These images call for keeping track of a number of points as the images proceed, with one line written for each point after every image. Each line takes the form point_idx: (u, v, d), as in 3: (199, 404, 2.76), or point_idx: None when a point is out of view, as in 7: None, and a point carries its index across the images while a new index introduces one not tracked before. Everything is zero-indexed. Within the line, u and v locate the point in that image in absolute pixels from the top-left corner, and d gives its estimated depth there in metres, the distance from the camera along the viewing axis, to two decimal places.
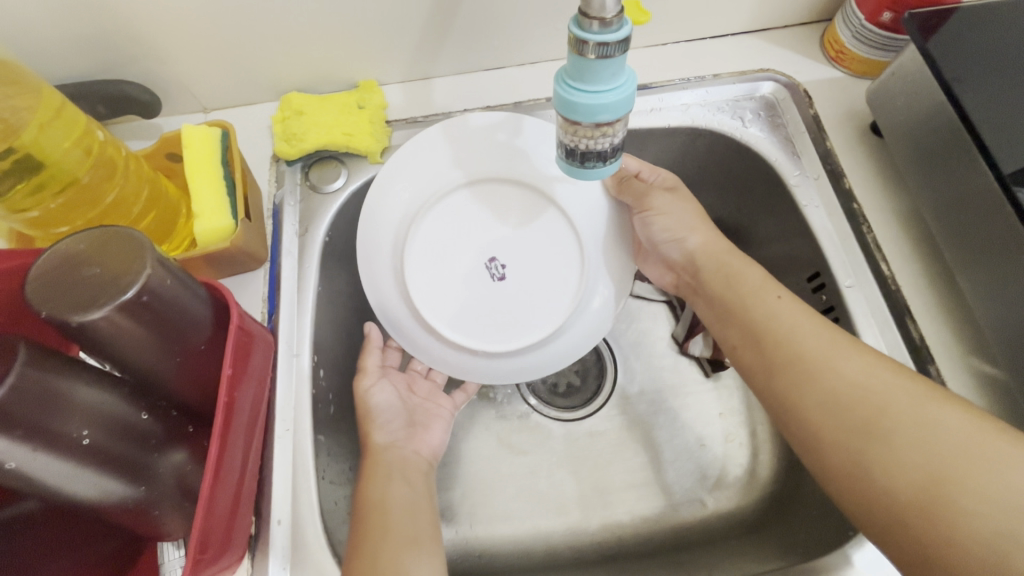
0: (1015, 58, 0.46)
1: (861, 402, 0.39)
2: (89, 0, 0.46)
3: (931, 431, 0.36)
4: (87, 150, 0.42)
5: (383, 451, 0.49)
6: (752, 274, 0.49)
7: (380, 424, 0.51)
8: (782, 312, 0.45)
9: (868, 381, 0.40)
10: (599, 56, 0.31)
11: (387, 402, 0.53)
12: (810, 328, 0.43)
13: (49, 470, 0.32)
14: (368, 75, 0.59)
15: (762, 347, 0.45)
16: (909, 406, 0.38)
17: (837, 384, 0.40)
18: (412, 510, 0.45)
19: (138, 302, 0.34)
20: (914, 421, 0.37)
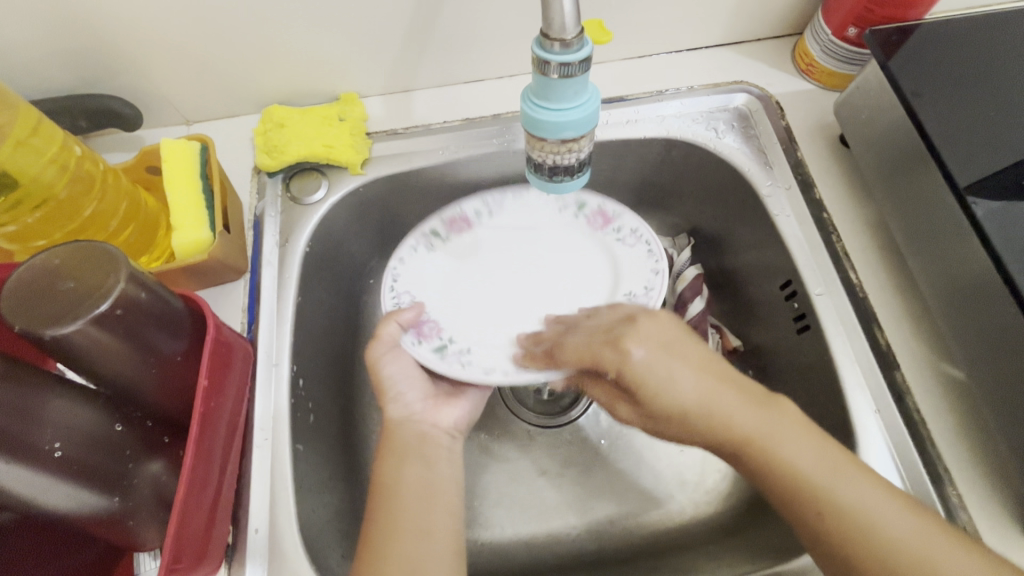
0: (972, 73, 0.48)
1: (812, 492, 0.38)
2: (71, 16, 0.47)
3: (868, 518, 0.37)
4: (64, 165, 0.42)
5: (398, 427, 0.47)
6: (733, 400, 0.40)
7: (394, 397, 0.48)
8: (678, 390, 0.40)
9: (839, 483, 0.38)
10: (562, 75, 0.32)
11: (398, 372, 0.48)
12: (774, 422, 0.40)
13: (21, 482, 0.32)
14: (349, 88, 0.60)
15: (755, 462, 0.40)
16: (920, 540, 0.36)
17: (848, 506, 0.38)
18: (423, 494, 0.44)
19: (113, 315, 0.35)
20: (855, 511, 0.37)
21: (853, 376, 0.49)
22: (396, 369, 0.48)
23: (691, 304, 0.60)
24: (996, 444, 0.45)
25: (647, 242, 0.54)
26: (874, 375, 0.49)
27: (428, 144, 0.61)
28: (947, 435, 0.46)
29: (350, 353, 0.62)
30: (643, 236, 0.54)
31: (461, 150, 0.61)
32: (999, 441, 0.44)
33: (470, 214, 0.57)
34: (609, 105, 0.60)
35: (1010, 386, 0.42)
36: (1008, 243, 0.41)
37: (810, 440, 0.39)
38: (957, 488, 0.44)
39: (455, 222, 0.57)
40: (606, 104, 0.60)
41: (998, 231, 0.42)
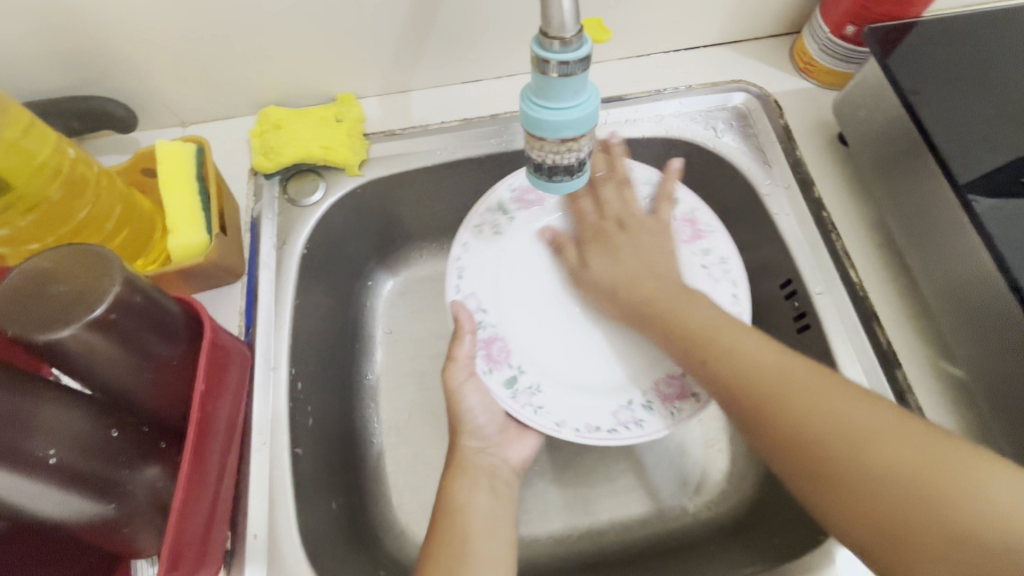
0: (971, 70, 0.48)
1: (803, 409, 0.38)
2: (64, 17, 0.47)
3: (869, 429, 0.36)
4: (57, 168, 0.42)
5: (473, 454, 0.49)
6: (699, 310, 0.47)
7: (471, 428, 0.50)
8: (691, 310, 0.47)
9: (818, 395, 0.39)
10: (562, 74, 0.32)
11: (479, 403, 0.50)
12: (769, 352, 0.42)
13: (15, 491, 0.32)
14: (345, 89, 0.60)
15: (727, 381, 0.42)
16: (882, 429, 0.36)
17: (830, 408, 0.38)
18: (492, 518, 0.45)
19: (108, 320, 0.34)
20: (848, 422, 0.37)
21: (855, 376, 0.48)
22: (477, 399, 0.50)
23: None
24: (998, 442, 0.44)
25: (734, 281, 0.52)
26: (875, 374, 0.48)
27: (426, 145, 0.60)
28: (949, 434, 0.46)
29: (349, 355, 0.61)
30: (731, 269, 0.52)
31: (459, 151, 0.60)
32: (1001, 440, 0.44)
33: (541, 192, 0.57)
34: (607, 104, 0.60)
35: (1012, 383, 0.42)
36: (1008, 238, 0.41)
37: (779, 350, 0.42)
38: None
39: (525, 192, 0.57)
40: (605, 104, 0.60)
41: (997, 226, 0.42)
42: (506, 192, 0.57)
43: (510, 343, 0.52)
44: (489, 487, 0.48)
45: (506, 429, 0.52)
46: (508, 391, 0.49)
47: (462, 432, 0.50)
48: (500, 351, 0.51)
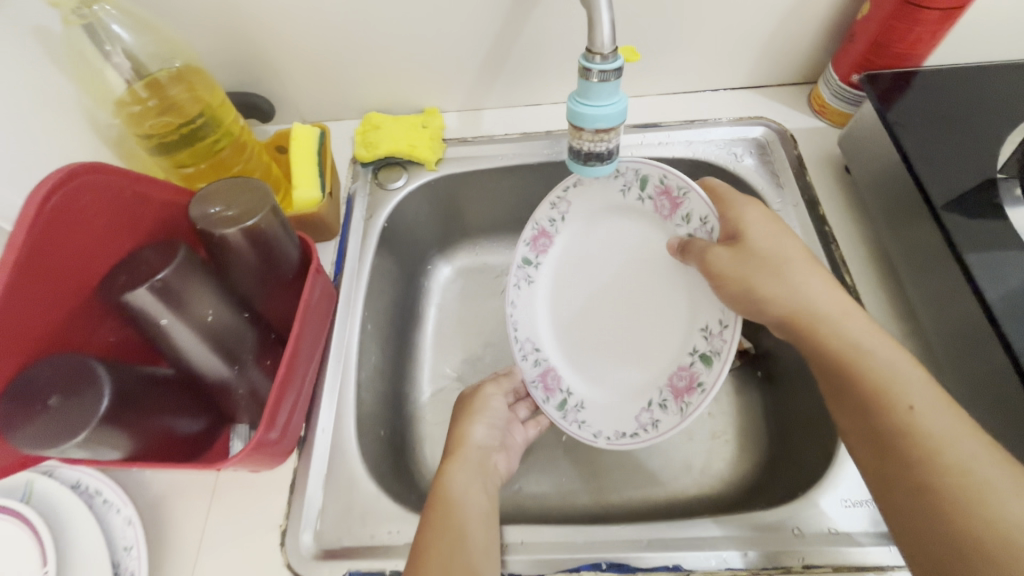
0: (958, 112, 0.57)
1: (921, 425, 0.40)
2: (243, 34, 0.64)
3: (932, 431, 0.40)
4: (231, 132, 0.55)
5: (472, 447, 0.56)
6: (883, 349, 0.45)
7: (482, 423, 0.59)
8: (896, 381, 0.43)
9: (938, 428, 0.40)
10: (601, 80, 0.44)
11: (497, 407, 0.61)
12: (897, 359, 0.44)
13: (180, 334, 0.44)
14: (432, 104, 0.75)
15: (867, 410, 0.43)
16: (989, 471, 0.37)
17: (935, 435, 0.40)
18: (486, 517, 0.49)
19: (258, 229, 0.47)
20: (930, 427, 0.40)
21: None
22: (497, 407, 0.61)
23: None
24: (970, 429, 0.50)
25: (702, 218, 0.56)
26: None
27: (491, 151, 0.74)
28: None
29: (406, 320, 0.74)
30: (704, 221, 0.56)
31: (517, 158, 0.73)
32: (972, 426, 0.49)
33: (547, 227, 0.66)
34: (644, 128, 0.71)
35: (982, 368, 0.47)
36: (967, 241, 0.49)
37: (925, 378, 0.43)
38: None
39: (538, 239, 0.67)
40: (642, 129, 0.72)
41: (958, 231, 0.50)
42: (525, 248, 0.67)
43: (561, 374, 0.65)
44: (481, 483, 0.53)
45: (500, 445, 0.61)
46: (560, 412, 0.63)
47: (476, 425, 0.58)
48: (551, 379, 0.65)
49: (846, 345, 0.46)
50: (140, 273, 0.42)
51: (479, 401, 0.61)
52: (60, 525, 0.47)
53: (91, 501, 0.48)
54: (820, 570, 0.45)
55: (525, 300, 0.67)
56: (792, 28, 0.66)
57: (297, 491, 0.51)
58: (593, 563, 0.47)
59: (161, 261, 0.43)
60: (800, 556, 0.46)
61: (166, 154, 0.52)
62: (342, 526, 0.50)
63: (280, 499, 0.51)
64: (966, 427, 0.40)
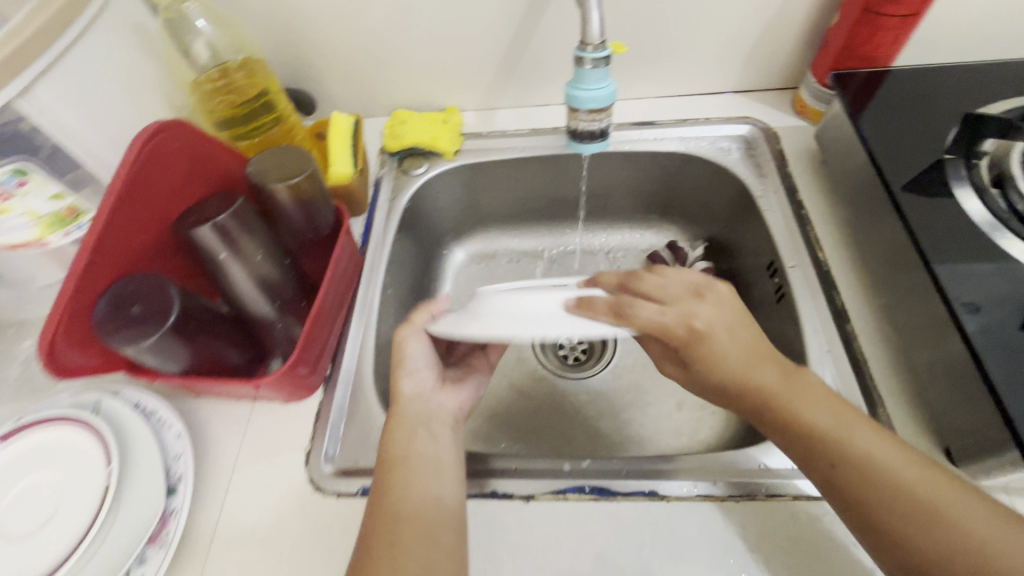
0: (917, 109, 0.64)
1: (865, 457, 0.44)
2: (293, 37, 0.75)
3: (892, 470, 0.43)
4: (281, 113, 0.64)
5: (410, 402, 0.55)
6: (812, 390, 0.49)
7: (410, 372, 0.57)
8: (827, 414, 0.47)
9: (879, 456, 0.44)
10: (593, 65, 0.52)
11: (419, 349, 0.57)
12: (841, 412, 0.47)
13: (237, 269, 0.53)
14: (453, 103, 0.85)
15: (813, 446, 0.46)
16: (936, 493, 0.42)
17: (876, 462, 0.44)
18: (432, 464, 0.51)
19: (302, 189, 0.56)
20: (889, 473, 0.43)
21: (813, 328, 0.61)
22: (418, 348, 0.57)
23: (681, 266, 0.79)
24: (919, 380, 0.55)
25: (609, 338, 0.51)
26: (829, 326, 0.60)
27: (503, 144, 0.82)
28: (884, 374, 0.56)
29: (422, 292, 0.81)
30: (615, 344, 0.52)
31: (527, 151, 0.81)
32: (922, 377, 0.54)
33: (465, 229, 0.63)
34: (642, 126, 0.80)
35: (931, 326, 0.53)
36: (915, 213, 0.56)
37: (848, 414, 0.47)
38: (887, 409, 0.54)
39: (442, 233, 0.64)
40: (640, 126, 0.80)
41: (906, 203, 0.57)
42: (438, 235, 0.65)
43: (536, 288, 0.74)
44: (428, 436, 0.53)
45: (440, 384, 0.59)
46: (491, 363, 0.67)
47: (402, 378, 0.56)
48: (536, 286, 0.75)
49: (791, 416, 0.48)
50: (207, 215, 0.51)
51: (396, 354, 0.57)
52: (123, 435, 0.55)
53: (148, 416, 0.56)
54: (782, 498, 0.50)
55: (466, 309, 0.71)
56: (773, 37, 0.74)
57: (321, 421, 0.58)
58: (576, 487, 0.52)
59: (224, 206, 0.52)
60: (762, 487, 0.51)
61: (229, 127, 0.62)
62: (359, 451, 0.57)
63: (306, 426, 0.58)
64: (899, 454, 0.44)
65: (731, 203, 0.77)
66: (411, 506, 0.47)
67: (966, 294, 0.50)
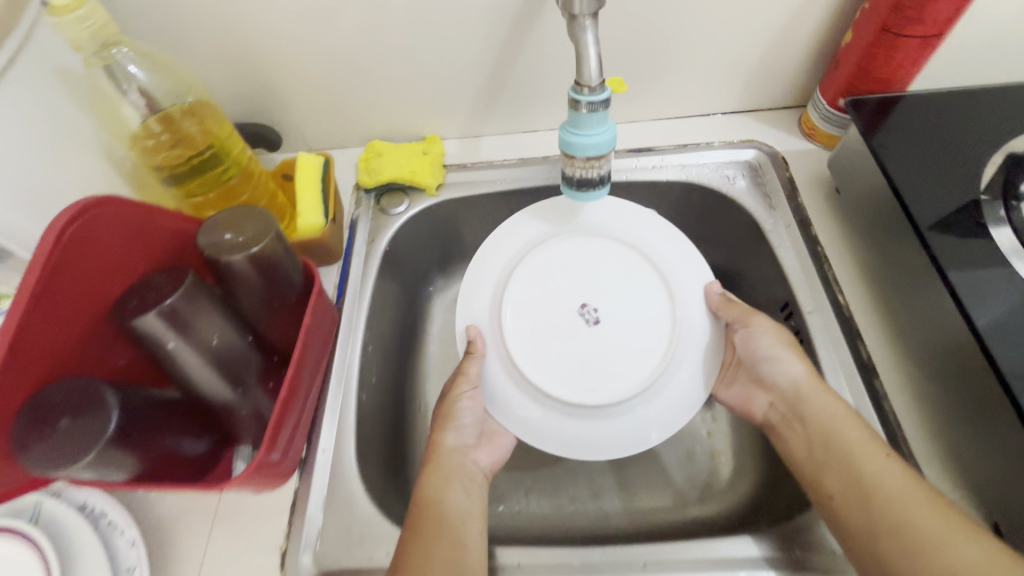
0: (941, 137, 0.58)
1: (885, 490, 0.46)
2: (250, 67, 0.67)
3: (931, 534, 0.43)
4: (239, 162, 0.57)
5: (449, 455, 0.56)
6: (855, 431, 0.50)
7: (456, 427, 0.57)
8: (855, 448, 0.49)
9: (907, 496, 0.45)
10: (590, 110, 0.46)
11: (470, 410, 0.58)
12: (904, 480, 0.46)
13: (188, 358, 0.45)
14: (433, 131, 0.78)
15: (847, 476, 0.48)
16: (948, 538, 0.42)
17: (902, 503, 0.45)
18: (461, 516, 0.51)
19: (263, 256, 0.49)
20: (925, 534, 0.43)
21: (837, 383, 0.55)
22: (468, 406, 0.58)
23: None
24: (959, 444, 0.50)
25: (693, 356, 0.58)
26: (855, 382, 0.55)
27: (489, 176, 0.75)
28: (919, 436, 0.51)
29: (408, 339, 0.74)
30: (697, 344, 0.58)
31: (516, 183, 0.75)
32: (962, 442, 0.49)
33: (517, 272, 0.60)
34: (639, 152, 0.73)
35: (971, 388, 0.48)
36: (951, 261, 0.50)
37: (885, 452, 0.48)
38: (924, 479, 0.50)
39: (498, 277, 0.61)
40: (637, 152, 0.73)
41: (941, 250, 0.51)
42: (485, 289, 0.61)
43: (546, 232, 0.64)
44: (465, 491, 0.54)
45: (481, 440, 0.60)
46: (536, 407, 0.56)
47: (446, 433, 0.57)
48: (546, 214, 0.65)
49: (835, 449, 0.50)
50: (149, 299, 0.44)
51: (448, 408, 0.57)
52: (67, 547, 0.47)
53: (96, 523, 0.49)
54: None
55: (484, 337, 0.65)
56: (779, 55, 0.68)
57: (298, 513, 0.52)
58: None
59: (170, 286, 0.45)
60: None
61: (179, 183, 0.55)
62: (341, 547, 0.51)
63: (281, 519, 0.52)
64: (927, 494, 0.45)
65: (737, 234, 0.71)
66: (436, 538, 0.48)
67: (1016, 364, 0.45)
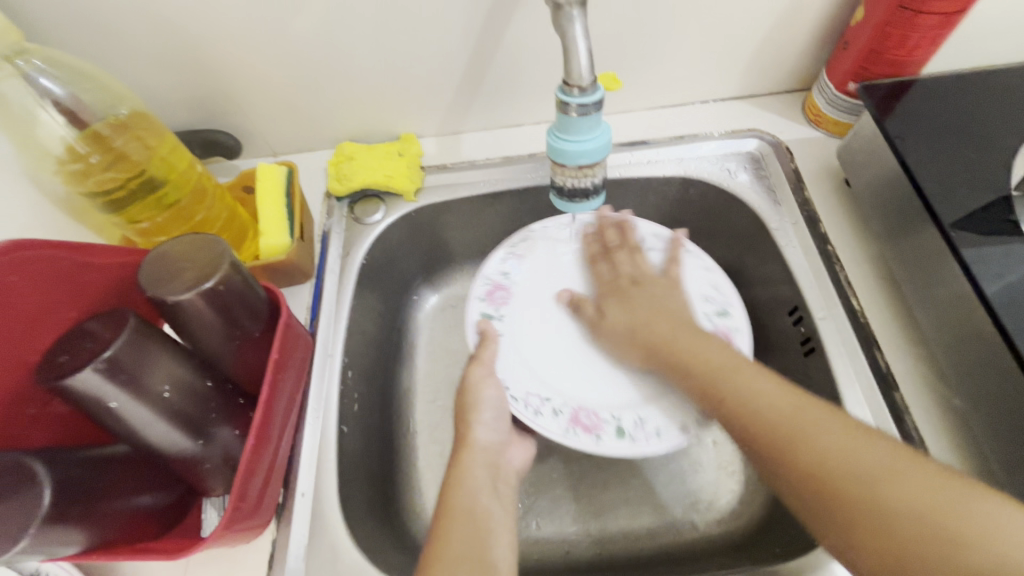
0: (959, 125, 0.54)
1: (768, 406, 0.43)
2: (197, 70, 0.60)
3: (797, 425, 0.41)
4: (187, 179, 0.51)
5: (476, 453, 0.50)
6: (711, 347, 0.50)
7: (483, 421, 0.52)
8: (709, 351, 0.49)
9: (781, 403, 0.43)
10: (580, 113, 0.41)
11: (495, 397, 0.54)
12: (776, 394, 0.44)
13: (135, 414, 0.40)
14: (408, 129, 0.71)
15: (735, 413, 0.45)
16: (843, 440, 0.40)
17: (783, 412, 0.43)
18: (489, 521, 0.45)
19: (216, 290, 0.43)
20: (809, 438, 0.41)
21: (854, 396, 0.52)
22: (493, 395, 0.53)
23: None
24: (990, 461, 0.46)
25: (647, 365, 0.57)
26: (874, 395, 0.51)
27: (472, 177, 0.70)
28: (944, 452, 0.48)
29: (391, 357, 0.69)
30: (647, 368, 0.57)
31: (501, 184, 0.69)
32: (993, 460, 0.46)
33: (500, 281, 0.62)
34: (632, 146, 0.68)
35: (999, 403, 0.45)
36: (982, 266, 0.46)
37: (752, 369, 0.47)
38: None
39: (495, 292, 0.61)
40: (631, 146, 0.68)
41: (971, 254, 0.47)
42: (479, 302, 0.60)
43: (511, 296, 0.62)
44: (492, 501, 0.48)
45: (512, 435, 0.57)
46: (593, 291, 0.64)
47: (475, 427, 0.52)
48: (499, 296, 0.61)
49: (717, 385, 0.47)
50: (83, 351, 0.38)
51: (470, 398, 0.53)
52: None
53: None
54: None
55: (527, 248, 0.65)
56: (782, 36, 0.62)
57: (276, 567, 0.48)
58: None
59: (108, 333, 0.39)
60: None
61: (119, 210, 0.49)
62: None
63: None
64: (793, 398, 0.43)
65: (740, 231, 0.67)
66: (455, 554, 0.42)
67: None
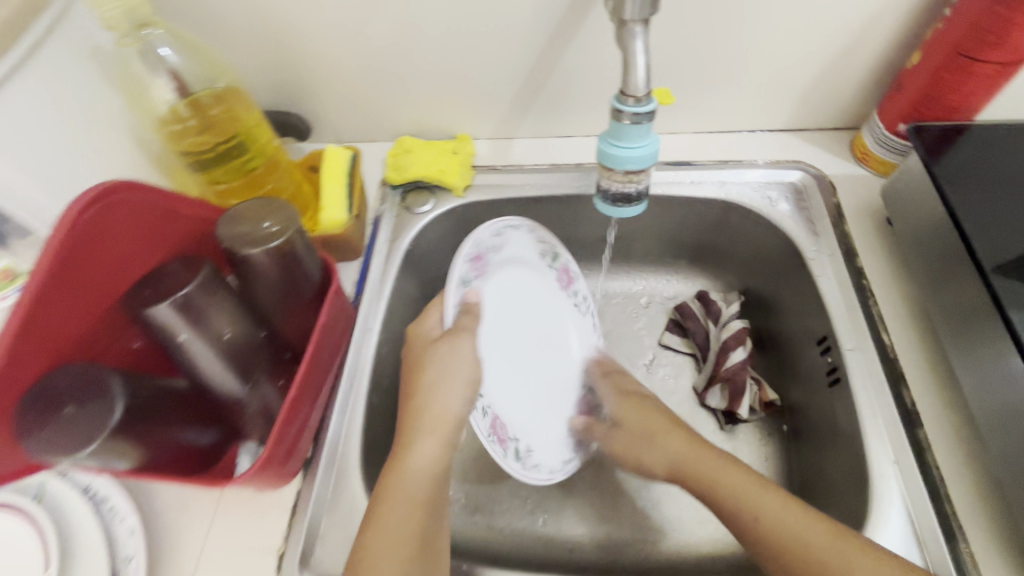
0: (1007, 175, 0.54)
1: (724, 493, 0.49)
2: (283, 57, 0.66)
3: (774, 518, 0.46)
4: (265, 150, 0.57)
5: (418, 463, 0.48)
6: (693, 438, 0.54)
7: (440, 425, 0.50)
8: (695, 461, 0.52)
9: (740, 487, 0.49)
10: (632, 121, 0.44)
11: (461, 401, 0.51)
12: (739, 475, 0.49)
13: (198, 349, 0.44)
14: (465, 130, 0.75)
15: (714, 498, 0.50)
16: (783, 511, 0.46)
17: (757, 503, 0.47)
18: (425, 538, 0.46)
19: (281, 249, 0.47)
20: (781, 524, 0.46)
21: (875, 428, 0.52)
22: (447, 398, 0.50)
23: (733, 354, 0.66)
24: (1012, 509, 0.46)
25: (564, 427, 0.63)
26: (897, 431, 0.51)
27: (519, 180, 0.73)
28: (965, 495, 0.48)
29: None
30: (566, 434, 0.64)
31: (546, 189, 0.73)
32: (1014, 507, 0.45)
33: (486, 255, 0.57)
34: (677, 166, 0.70)
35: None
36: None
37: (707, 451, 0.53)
38: (971, 546, 0.45)
39: (478, 259, 0.56)
40: (676, 166, 0.70)
41: (1013, 303, 0.47)
42: (464, 266, 0.54)
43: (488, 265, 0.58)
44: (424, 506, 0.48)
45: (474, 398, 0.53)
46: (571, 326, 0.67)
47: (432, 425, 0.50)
48: (482, 263, 0.57)
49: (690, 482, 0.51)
50: (162, 288, 0.43)
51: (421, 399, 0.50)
52: (67, 529, 0.47)
53: (99, 507, 0.48)
54: None
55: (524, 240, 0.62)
56: (835, 73, 0.64)
57: (298, 515, 0.51)
58: None
59: (186, 275, 0.44)
60: None
61: (204, 171, 0.54)
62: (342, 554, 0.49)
63: (280, 521, 0.51)
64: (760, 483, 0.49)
65: (776, 259, 0.68)
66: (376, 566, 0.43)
67: None
